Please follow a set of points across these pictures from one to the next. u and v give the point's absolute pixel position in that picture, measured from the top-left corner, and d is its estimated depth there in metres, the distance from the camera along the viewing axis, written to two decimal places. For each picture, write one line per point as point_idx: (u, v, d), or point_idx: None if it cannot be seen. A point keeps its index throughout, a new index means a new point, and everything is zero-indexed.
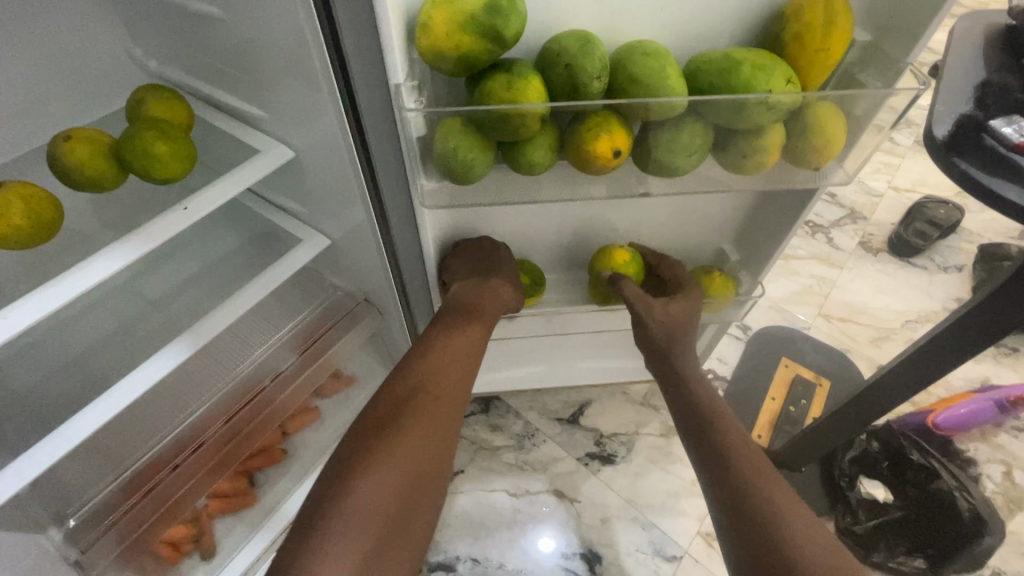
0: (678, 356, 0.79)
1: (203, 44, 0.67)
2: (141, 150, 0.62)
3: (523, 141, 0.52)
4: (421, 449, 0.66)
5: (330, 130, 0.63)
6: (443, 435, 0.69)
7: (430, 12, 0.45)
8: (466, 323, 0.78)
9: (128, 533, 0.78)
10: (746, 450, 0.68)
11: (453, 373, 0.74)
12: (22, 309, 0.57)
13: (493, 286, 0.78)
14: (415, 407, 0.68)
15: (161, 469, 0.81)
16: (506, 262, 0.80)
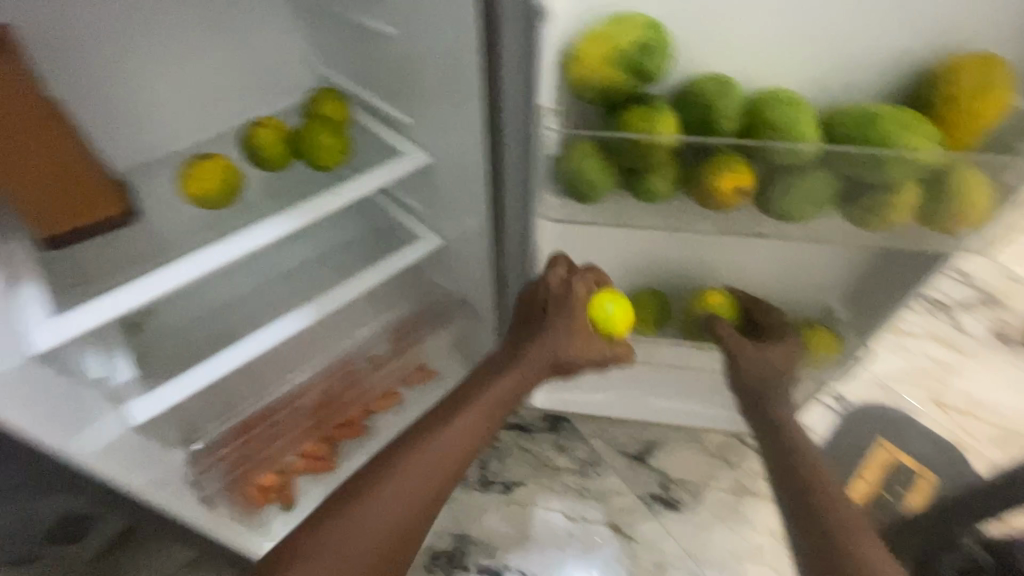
0: (774, 406, 0.76)
1: (372, 57, 0.78)
2: (313, 143, 0.74)
3: (649, 169, 0.56)
4: (388, 524, 0.59)
5: (467, 141, 0.70)
6: (408, 523, 0.60)
7: (585, 46, 0.50)
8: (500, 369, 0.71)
9: (233, 467, 0.91)
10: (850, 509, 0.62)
11: (461, 435, 0.66)
12: (215, 252, 0.71)
13: (552, 342, 0.70)
14: (408, 460, 0.63)
15: (263, 418, 0.95)
16: (575, 315, 0.70)
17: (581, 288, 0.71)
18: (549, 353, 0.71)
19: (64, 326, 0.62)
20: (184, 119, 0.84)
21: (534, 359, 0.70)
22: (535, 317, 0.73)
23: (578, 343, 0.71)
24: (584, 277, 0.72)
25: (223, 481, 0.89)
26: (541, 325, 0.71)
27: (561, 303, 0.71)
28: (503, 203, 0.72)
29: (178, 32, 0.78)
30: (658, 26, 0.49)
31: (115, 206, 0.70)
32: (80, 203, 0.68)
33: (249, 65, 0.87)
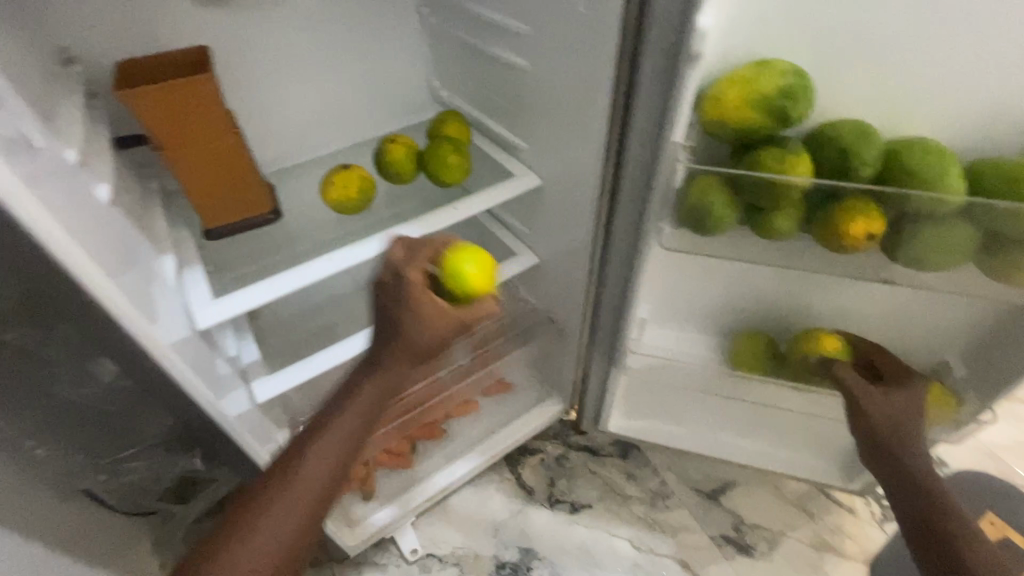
0: (909, 459, 0.71)
1: (497, 85, 0.84)
2: (439, 160, 0.80)
3: (776, 209, 0.57)
4: (265, 543, 0.62)
5: (584, 168, 0.74)
6: (282, 540, 0.63)
7: (725, 88, 0.52)
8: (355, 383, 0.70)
9: None
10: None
11: (319, 452, 0.67)
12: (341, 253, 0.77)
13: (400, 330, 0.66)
14: (295, 487, 0.65)
15: None
16: (426, 302, 0.65)
17: (419, 263, 0.67)
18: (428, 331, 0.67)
19: (215, 309, 0.68)
20: (321, 132, 0.94)
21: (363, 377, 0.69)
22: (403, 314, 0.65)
23: (431, 331, 0.67)
24: (426, 251, 0.70)
25: None
26: (385, 322, 0.68)
27: (398, 298, 0.66)
28: (613, 228, 0.75)
29: (327, 53, 0.87)
30: (803, 72, 0.50)
31: (267, 205, 0.79)
32: (238, 195, 0.76)
33: (381, 86, 0.96)
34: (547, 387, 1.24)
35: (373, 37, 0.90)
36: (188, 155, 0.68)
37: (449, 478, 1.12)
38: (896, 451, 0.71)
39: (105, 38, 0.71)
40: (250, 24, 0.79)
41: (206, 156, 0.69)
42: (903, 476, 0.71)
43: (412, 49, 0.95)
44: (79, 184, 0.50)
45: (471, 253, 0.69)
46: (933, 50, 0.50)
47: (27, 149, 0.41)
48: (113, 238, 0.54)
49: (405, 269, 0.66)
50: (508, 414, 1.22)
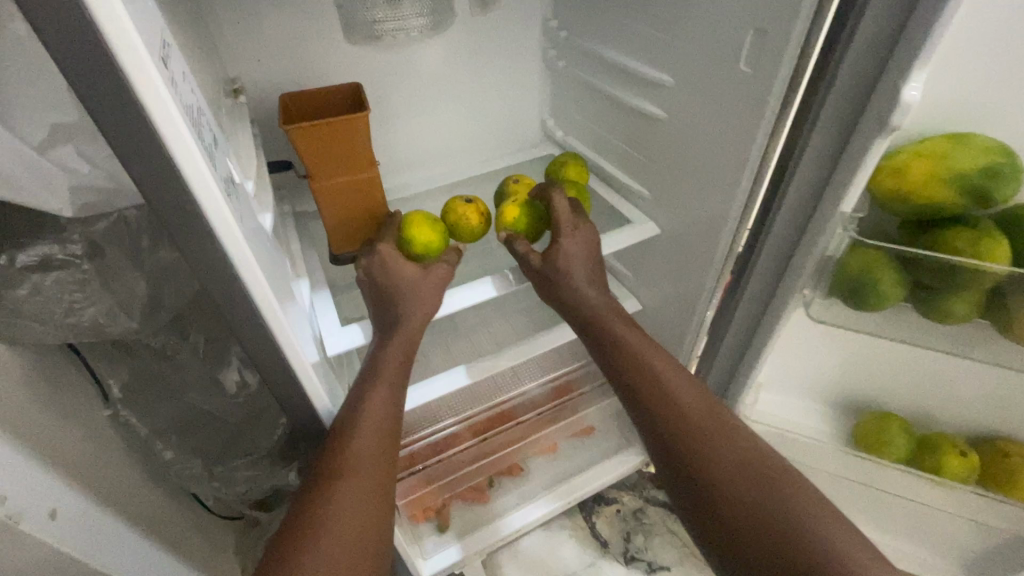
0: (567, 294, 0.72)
1: (622, 130, 0.84)
2: (561, 202, 0.80)
3: (955, 293, 0.51)
4: (361, 497, 0.57)
5: (716, 223, 0.71)
6: (376, 491, 0.59)
7: (912, 161, 0.49)
8: (377, 374, 0.64)
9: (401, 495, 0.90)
10: (693, 416, 0.62)
11: (382, 393, 0.63)
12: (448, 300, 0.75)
13: (401, 275, 0.68)
14: (339, 508, 0.56)
15: (427, 459, 0.91)
16: (403, 270, 0.68)
17: (383, 240, 0.71)
18: (409, 276, 0.68)
19: (342, 338, 0.70)
20: (440, 164, 0.97)
21: (406, 312, 0.67)
22: (373, 267, 0.69)
23: (424, 292, 0.68)
24: (387, 229, 0.73)
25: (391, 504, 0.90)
26: (390, 303, 0.67)
27: (387, 263, 0.69)
28: (741, 288, 0.72)
29: (455, 91, 0.90)
30: (1011, 151, 0.46)
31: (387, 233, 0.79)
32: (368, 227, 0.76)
33: (499, 123, 0.98)
34: (629, 435, 1.19)
35: (500, 77, 0.92)
36: (330, 186, 0.70)
37: (522, 519, 1.08)
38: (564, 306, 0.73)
39: (268, 72, 0.76)
40: (392, 63, 0.83)
41: (344, 188, 0.71)
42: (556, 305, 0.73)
43: (534, 89, 0.97)
44: (255, 215, 0.53)
45: (428, 224, 0.73)
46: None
47: (231, 186, 0.44)
48: (272, 264, 0.56)
49: (375, 247, 0.70)
50: (587, 458, 1.18)
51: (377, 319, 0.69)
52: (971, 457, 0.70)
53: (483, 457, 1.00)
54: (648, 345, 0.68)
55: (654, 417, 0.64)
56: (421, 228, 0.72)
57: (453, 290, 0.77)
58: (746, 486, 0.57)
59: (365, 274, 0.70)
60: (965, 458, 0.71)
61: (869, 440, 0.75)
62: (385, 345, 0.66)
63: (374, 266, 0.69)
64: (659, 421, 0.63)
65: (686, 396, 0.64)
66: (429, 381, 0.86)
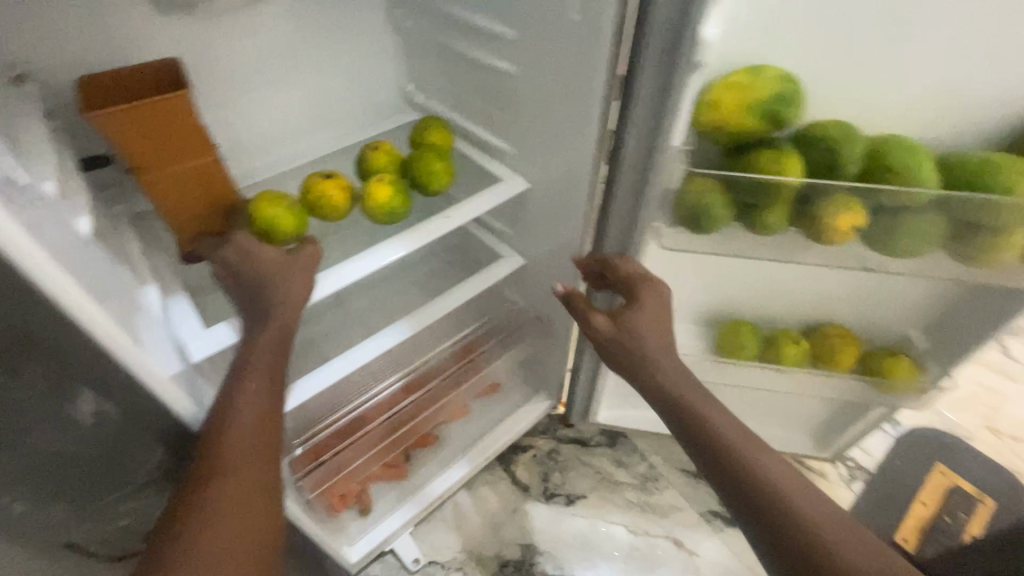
0: (651, 360, 0.65)
1: (479, 90, 0.84)
2: (424, 167, 0.78)
3: (769, 206, 0.60)
4: (240, 498, 0.57)
5: (577, 170, 0.75)
6: (259, 488, 0.59)
7: (721, 94, 0.55)
8: (246, 368, 0.60)
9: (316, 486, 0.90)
10: (790, 486, 0.55)
11: (258, 390, 0.60)
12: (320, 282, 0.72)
13: (265, 261, 0.63)
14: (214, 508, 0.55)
15: (332, 446, 0.92)
16: (263, 255, 0.63)
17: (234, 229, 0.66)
18: (270, 260, 0.63)
19: (209, 340, 0.65)
20: (297, 143, 0.91)
21: (276, 300, 0.62)
22: (227, 257, 0.63)
23: (293, 279, 0.64)
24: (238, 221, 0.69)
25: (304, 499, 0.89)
26: (255, 291, 0.63)
27: (245, 249, 0.63)
28: (607, 228, 0.76)
29: (298, 60, 0.84)
30: (793, 77, 0.53)
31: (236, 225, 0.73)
32: (220, 218, 0.69)
33: (354, 91, 0.93)
34: (535, 384, 1.26)
35: (347, 41, 0.87)
36: (163, 176, 0.63)
37: (444, 485, 1.12)
38: (639, 377, 0.65)
39: (60, 52, 0.65)
40: (218, 31, 0.74)
41: (183, 180, 0.64)
42: (642, 379, 0.65)
43: (387, 51, 0.93)
44: (61, 214, 0.46)
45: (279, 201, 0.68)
46: (920, 54, 0.54)
47: None
48: (97, 270, 0.50)
49: (230, 237, 0.64)
50: (498, 414, 1.22)
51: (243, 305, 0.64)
52: (802, 344, 0.84)
53: (395, 431, 1.00)
54: (722, 412, 0.61)
55: (750, 492, 0.55)
56: (270, 205, 0.67)
57: (326, 273, 0.74)
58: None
59: (217, 264, 0.63)
60: (800, 345, 0.84)
61: (728, 345, 0.86)
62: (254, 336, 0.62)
63: (227, 254, 0.63)
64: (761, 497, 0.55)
65: (784, 472, 0.57)
66: (324, 367, 0.83)
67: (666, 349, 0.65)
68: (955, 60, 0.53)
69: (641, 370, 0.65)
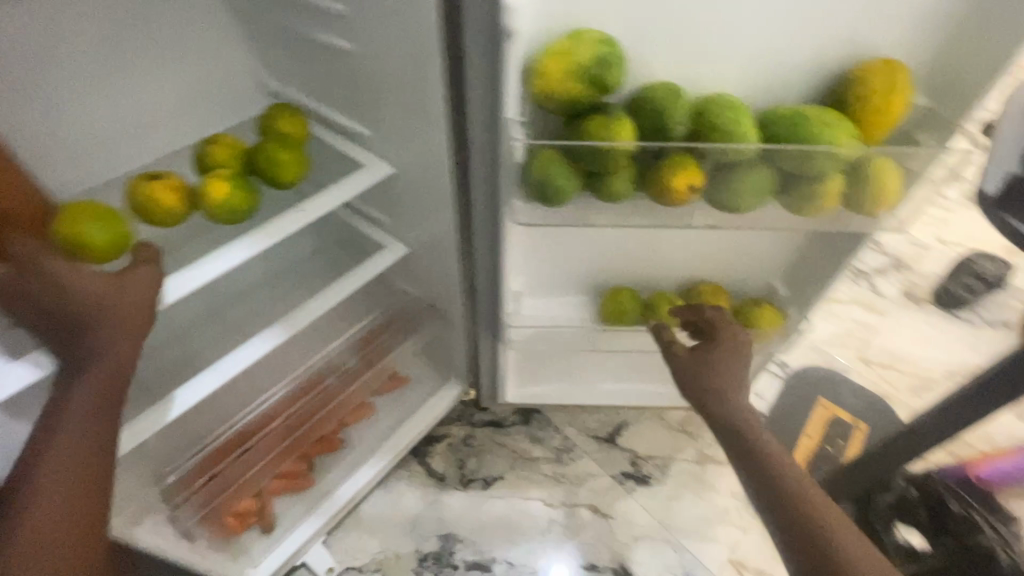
0: (707, 381, 0.73)
1: (328, 71, 0.78)
2: (270, 159, 0.73)
3: (610, 173, 0.59)
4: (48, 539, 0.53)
5: (434, 151, 0.72)
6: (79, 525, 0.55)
7: (546, 62, 0.53)
8: (69, 399, 0.55)
9: (207, 501, 0.87)
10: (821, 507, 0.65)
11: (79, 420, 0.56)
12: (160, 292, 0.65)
13: (84, 286, 0.55)
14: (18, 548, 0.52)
15: (232, 452, 0.90)
16: (81, 288, 0.55)
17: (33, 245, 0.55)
18: (93, 289, 0.56)
19: (8, 377, 0.58)
20: (132, 141, 0.81)
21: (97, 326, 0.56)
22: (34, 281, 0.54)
23: (122, 312, 0.57)
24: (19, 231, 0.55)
25: (196, 517, 0.86)
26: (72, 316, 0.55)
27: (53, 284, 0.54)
28: (473, 209, 0.74)
29: (114, 50, 0.73)
30: (612, 41, 0.53)
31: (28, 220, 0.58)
32: None
33: (193, 81, 0.84)
34: (444, 372, 1.23)
35: (174, 26, 0.78)
36: None
37: (353, 487, 1.08)
38: (706, 401, 0.73)
39: None
40: None
41: (28, 207, 0.56)
42: (704, 401, 0.73)
43: (227, 35, 0.84)
44: None
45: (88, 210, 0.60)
46: (734, 13, 0.54)
47: None
48: None
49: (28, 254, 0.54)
50: (407, 408, 1.19)
51: (52, 338, 0.56)
52: (678, 303, 0.87)
53: (295, 430, 0.97)
54: (778, 446, 0.71)
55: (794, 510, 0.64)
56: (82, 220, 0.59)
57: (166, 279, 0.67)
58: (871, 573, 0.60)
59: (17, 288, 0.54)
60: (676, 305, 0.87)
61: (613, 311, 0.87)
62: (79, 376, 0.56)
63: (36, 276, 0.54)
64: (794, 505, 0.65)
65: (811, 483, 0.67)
66: (192, 382, 0.77)
67: (737, 385, 0.74)
68: (766, 19, 0.55)
69: (717, 399, 0.72)
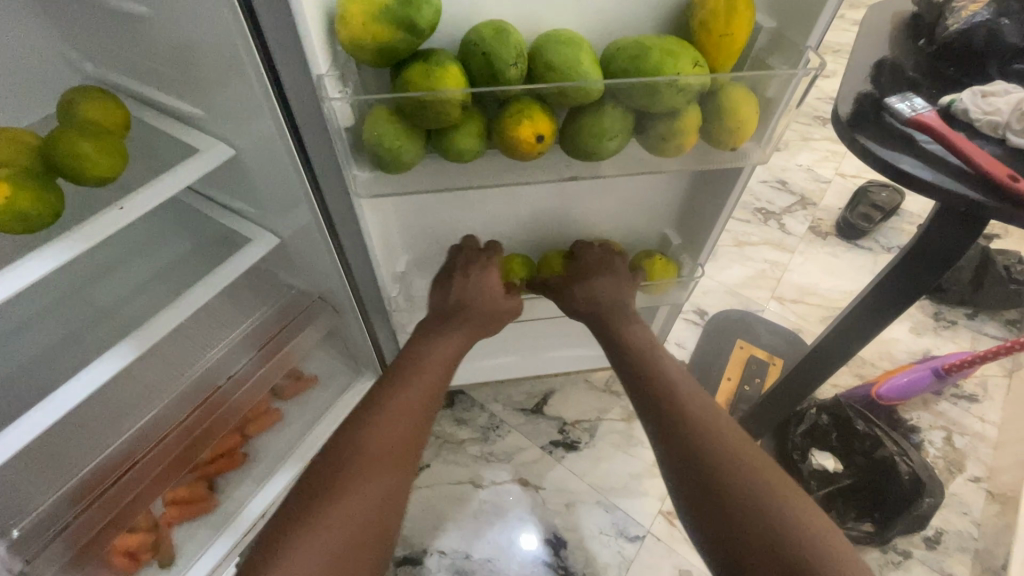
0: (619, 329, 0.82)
1: (134, 43, 0.67)
2: (66, 150, 0.62)
3: (449, 128, 0.52)
4: (407, 401, 0.72)
5: (266, 124, 0.63)
6: (416, 413, 0.72)
7: (347, 6, 0.46)
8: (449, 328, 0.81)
9: (76, 541, 0.76)
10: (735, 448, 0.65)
11: (449, 344, 0.80)
12: None
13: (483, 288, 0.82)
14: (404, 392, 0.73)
15: (110, 477, 0.79)
16: (484, 296, 0.82)
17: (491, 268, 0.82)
18: (480, 303, 0.83)
19: None
20: None
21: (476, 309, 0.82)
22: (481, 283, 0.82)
23: (483, 311, 0.83)
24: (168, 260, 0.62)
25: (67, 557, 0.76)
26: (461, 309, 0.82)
27: (442, 323, 0.82)
28: (324, 187, 0.67)
29: None
30: None
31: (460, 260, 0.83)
32: None
33: None
34: (355, 365, 1.16)
35: None
36: None
37: (262, 503, 1.00)
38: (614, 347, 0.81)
39: None
40: None
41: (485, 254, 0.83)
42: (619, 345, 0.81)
43: None
44: None
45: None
46: None
47: None
48: None
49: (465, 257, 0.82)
50: (316, 408, 1.11)
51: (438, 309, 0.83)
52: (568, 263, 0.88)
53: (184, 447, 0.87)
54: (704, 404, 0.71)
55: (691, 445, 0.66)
56: None
57: None
58: (760, 506, 0.60)
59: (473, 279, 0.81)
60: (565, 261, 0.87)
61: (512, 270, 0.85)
62: (452, 325, 0.81)
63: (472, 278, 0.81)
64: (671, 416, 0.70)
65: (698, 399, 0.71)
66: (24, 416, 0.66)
67: (625, 317, 0.84)
68: None
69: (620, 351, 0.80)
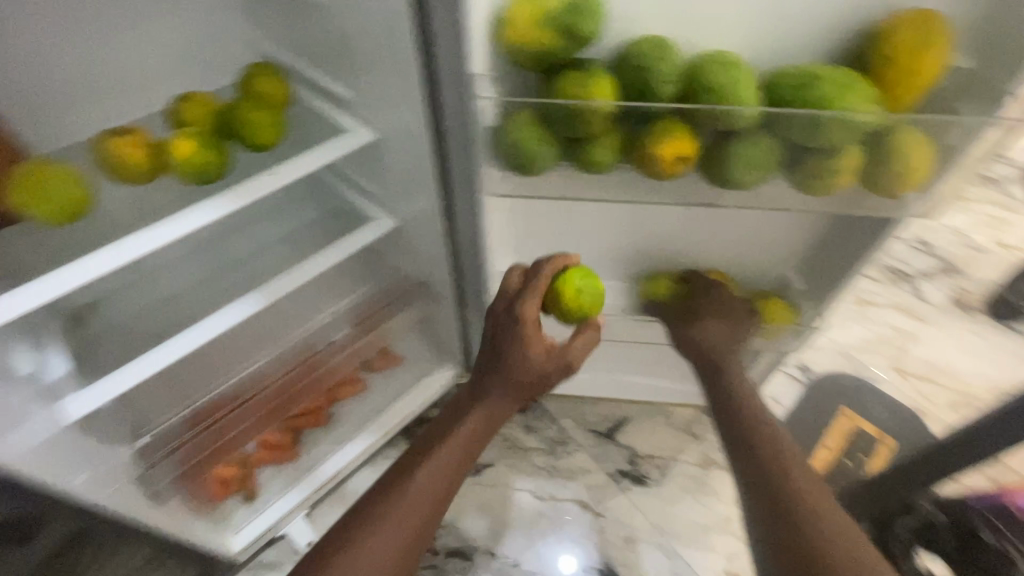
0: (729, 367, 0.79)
1: (310, 29, 0.74)
2: (241, 118, 0.70)
3: (590, 139, 0.52)
4: (437, 469, 0.70)
5: (411, 116, 0.67)
6: (439, 491, 0.69)
7: (512, 10, 0.47)
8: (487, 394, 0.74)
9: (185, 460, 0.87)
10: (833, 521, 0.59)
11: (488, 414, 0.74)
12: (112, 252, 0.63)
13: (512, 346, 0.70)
14: (437, 457, 0.71)
15: (221, 408, 0.90)
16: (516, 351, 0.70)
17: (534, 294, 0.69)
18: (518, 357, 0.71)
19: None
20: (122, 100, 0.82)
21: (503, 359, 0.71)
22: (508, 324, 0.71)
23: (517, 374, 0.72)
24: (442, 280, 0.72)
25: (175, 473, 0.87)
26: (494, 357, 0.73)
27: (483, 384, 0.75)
28: (452, 182, 0.69)
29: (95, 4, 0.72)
30: None
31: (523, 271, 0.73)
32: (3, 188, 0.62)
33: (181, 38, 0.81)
34: (440, 354, 1.19)
35: None
36: None
37: (339, 463, 1.06)
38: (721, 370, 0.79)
39: None
40: None
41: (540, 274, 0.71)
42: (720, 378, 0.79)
43: None
44: None
45: (47, 174, 0.62)
46: None
47: None
48: None
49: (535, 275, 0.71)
50: (399, 387, 1.16)
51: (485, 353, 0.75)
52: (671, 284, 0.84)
53: (281, 397, 0.97)
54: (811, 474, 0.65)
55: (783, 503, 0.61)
56: (41, 180, 0.62)
57: (131, 235, 0.65)
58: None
59: (506, 327, 0.71)
60: (676, 285, 0.84)
61: (564, 294, 0.70)
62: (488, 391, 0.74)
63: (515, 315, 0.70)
64: (766, 469, 0.65)
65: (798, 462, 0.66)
66: (160, 345, 0.75)
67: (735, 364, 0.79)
68: None
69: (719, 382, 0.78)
